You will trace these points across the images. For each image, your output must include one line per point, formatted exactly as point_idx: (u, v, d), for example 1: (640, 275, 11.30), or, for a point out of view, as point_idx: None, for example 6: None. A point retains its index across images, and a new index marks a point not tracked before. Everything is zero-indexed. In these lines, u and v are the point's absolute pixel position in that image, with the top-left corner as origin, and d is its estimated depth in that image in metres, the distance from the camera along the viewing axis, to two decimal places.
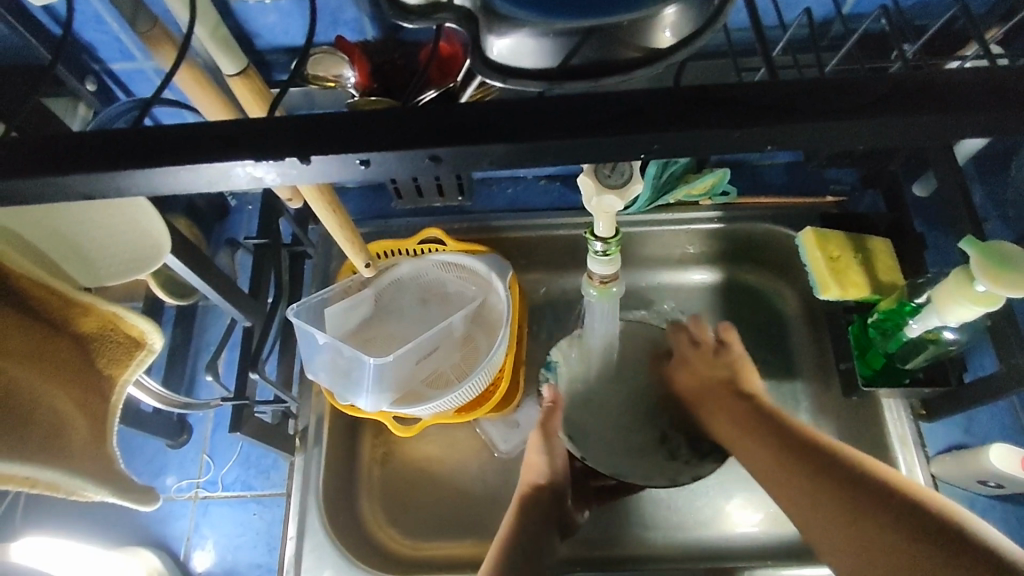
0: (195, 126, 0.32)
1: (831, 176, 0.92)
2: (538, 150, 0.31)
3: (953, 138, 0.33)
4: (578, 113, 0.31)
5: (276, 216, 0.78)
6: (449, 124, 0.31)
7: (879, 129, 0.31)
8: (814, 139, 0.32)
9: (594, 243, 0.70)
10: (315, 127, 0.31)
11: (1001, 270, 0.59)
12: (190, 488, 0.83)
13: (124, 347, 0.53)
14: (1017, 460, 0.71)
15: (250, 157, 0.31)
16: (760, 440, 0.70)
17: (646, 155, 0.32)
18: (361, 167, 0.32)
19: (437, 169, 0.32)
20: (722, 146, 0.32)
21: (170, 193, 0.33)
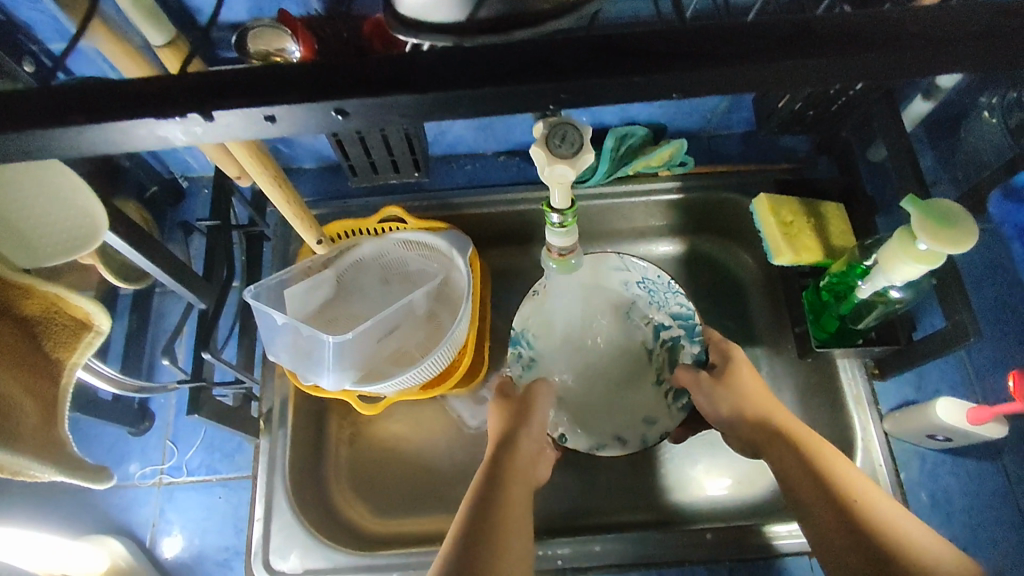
0: (97, 84, 0.31)
1: (785, 144, 0.93)
2: (457, 101, 0.32)
3: (860, 79, 0.34)
4: (492, 65, 0.31)
5: (225, 195, 0.76)
6: (355, 73, 0.31)
7: (784, 72, 0.33)
8: (722, 84, 0.33)
9: (550, 216, 0.69)
10: (221, 79, 0.31)
11: (940, 227, 0.61)
12: (154, 475, 0.82)
13: (70, 329, 0.52)
14: (963, 413, 0.73)
15: (151, 114, 0.30)
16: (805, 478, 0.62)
17: (556, 104, 0.33)
18: (269, 123, 0.32)
19: (349, 123, 0.33)
20: (637, 93, 0.33)
21: (79, 152, 0.33)
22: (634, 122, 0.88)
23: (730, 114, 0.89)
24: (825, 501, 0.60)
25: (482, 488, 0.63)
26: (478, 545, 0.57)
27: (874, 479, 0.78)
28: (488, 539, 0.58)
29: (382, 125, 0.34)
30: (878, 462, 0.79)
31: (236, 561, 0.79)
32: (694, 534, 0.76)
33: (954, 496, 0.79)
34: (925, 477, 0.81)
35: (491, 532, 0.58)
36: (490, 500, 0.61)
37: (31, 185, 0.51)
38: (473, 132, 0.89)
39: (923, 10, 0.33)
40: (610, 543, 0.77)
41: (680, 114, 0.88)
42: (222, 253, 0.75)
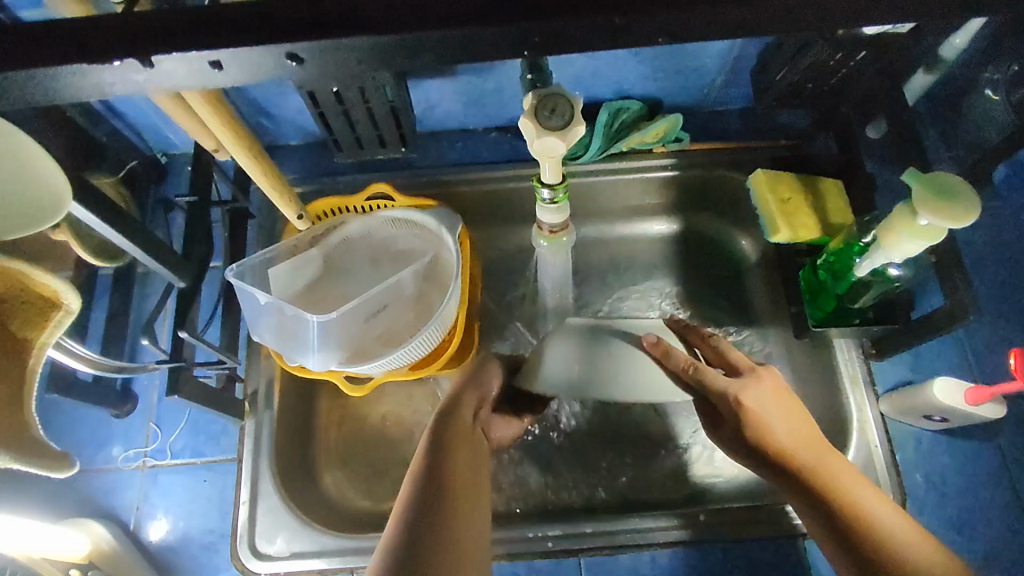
0: (42, 28, 0.31)
1: (784, 119, 0.90)
2: (417, 42, 0.31)
3: (850, 25, 0.34)
4: (448, 6, 0.31)
5: (205, 171, 0.74)
6: (311, 20, 0.31)
7: (763, 11, 0.32)
8: (702, 27, 0.33)
9: (541, 191, 0.67)
10: (157, 22, 0.31)
11: (941, 201, 0.59)
12: (138, 458, 0.81)
13: (37, 308, 0.51)
14: (960, 393, 0.72)
15: (86, 61, 0.30)
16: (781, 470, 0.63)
17: (531, 51, 0.33)
18: (215, 70, 0.32)
19: (304, 72, 0.33)
20: (615, 38, 0.33)
21: (25, 101, 0.33)
22: (628, 96, 0.86)
23: (727, 89, 0.87)
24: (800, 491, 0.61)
25: (430, 456, 0.59)
26: (428, 530, 0.53)
27: (869, 460, 0.77)
28: (440, 517, 0.54)
29: (344, 76, 0.34)
30: (874, 444, 0.77)
31: (222, 545, 0.78)
32: (687, 516, 0.75)
33: (951, 478, 0.78)
34: (921, 457, 0.79)
35: (445, 510, 0.55)
36: (441, 474, 0.58)
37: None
38: (462, 107, 0.87)
39: None
40: (602, 525, 0.75)
41: (676, 88, 0.85)
42: (203, 231, 0.72)
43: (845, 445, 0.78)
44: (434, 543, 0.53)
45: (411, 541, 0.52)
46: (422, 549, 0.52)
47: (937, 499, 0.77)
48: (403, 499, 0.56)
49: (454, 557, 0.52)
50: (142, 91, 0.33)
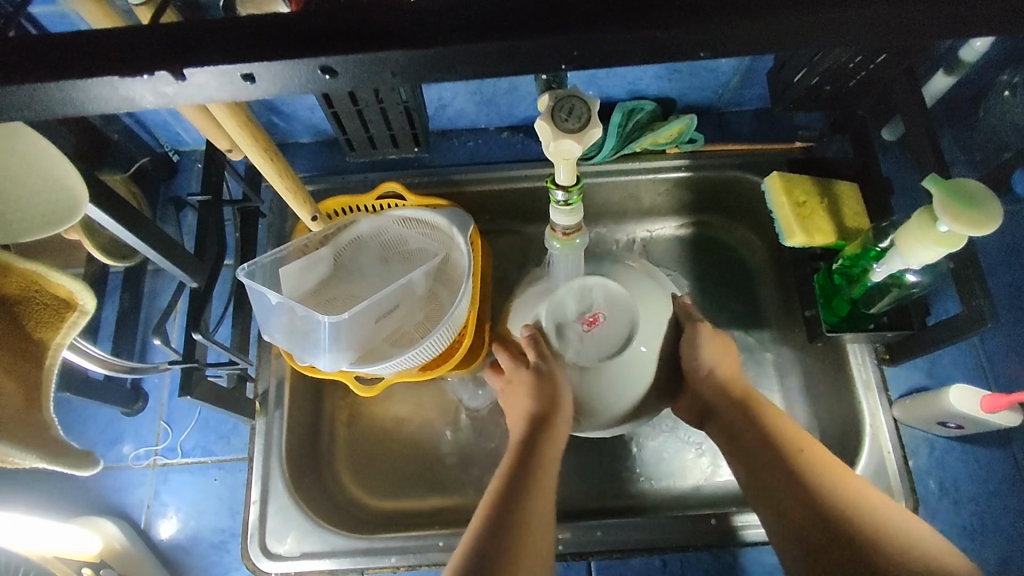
0: (68, 36, 0.30)
1: (799, 121, 0.89)
2: (445, 56, 0.31)
3: (893, 36, 0.33)
4: (475, 18, 0.31)
5: (216, 170, 0.73)
6: (338, 29, 0.31)
7: (799, 27, 0.32)
8: (745, 39, 0.32)
9: (555, 192, 0.66)
10: (190, 34, 0.30)
11: (963, 208, 0.58)
12: (148, 456, 0.81)
13: (51, 309, 0.50)
14: (975, 400, 0.71)
15: (118, 74, 0.30)
16: (759, 454, 0.65)
17: (565, 63, 0.32)
18: (248, 84, 0.32)
19: (336, 83, 0.32)
20: (648, 51, 0.32)
21: (48, 110, 0.32)
22: (643, 96, 0.85)
23: (742, 90, 0.86)
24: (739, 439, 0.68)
25: (509, 482, 0.63)
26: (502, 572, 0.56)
27: (882, 465, 0.76)
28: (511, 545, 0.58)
29: (369, 87, 0.33)
30: (887, 449, 0.77)
31: (233, 544, 0.78)
32: (698, 520, 0.75)
33: (963, 484, 0.77)
34: (934, 463, 0.78)
35: (517, 536, 0.59)
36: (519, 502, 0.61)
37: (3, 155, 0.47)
38: (474, 106, 0.86)
39: None
40: (612, 530, 0.75)
41: (691, 88, 0.85)
42: (214, 230, 0.72)
43: (857, 450, 0.78)
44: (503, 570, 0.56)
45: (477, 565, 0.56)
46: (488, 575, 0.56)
47: (950, 505, 0.77)
48: (479, 518, 0.60)
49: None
50: (171, 104, 0.33)
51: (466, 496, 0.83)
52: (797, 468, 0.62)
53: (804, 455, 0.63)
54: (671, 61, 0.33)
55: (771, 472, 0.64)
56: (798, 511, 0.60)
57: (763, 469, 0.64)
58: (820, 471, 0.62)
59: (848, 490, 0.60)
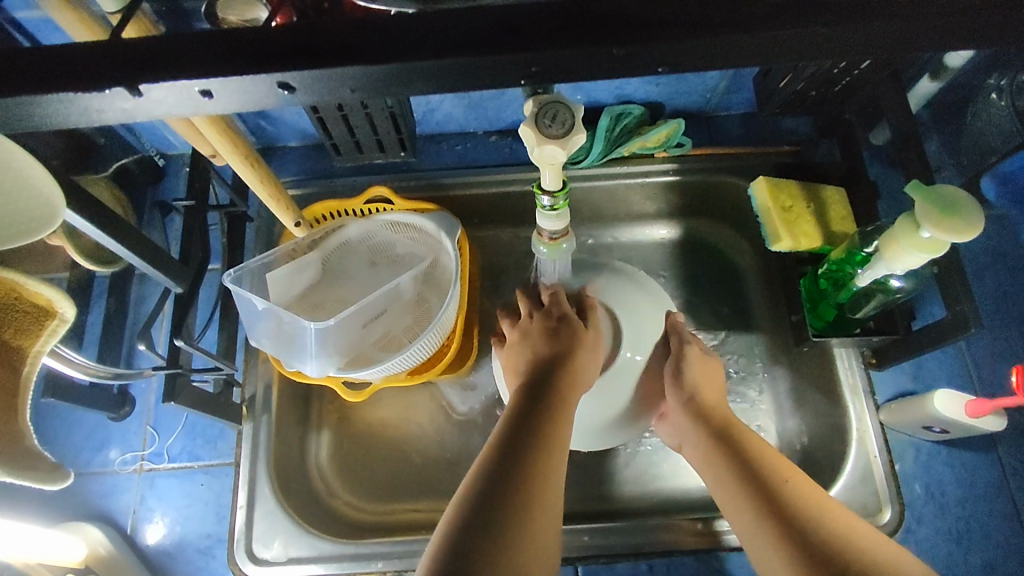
0: (27, 51, 0.31)
1: (787, 125, 0.89)
2: (406, 71, 0.31)
3: (858, 48, 0.33)
4: (444, 32, 0.31)
5: (201, 175, 0.73)
6: (307, 43, 0.31)
7: (768, 44, 0.32)
8: (709, 54, 0.32)
9: (541, 198, 0.65)
10: (147, 50, 0.31)
11: (945, 214, 0.58)
12: (135, 461, 0.81)
13: (30, 318, 0.50)
14: (959, 405, 0.71)
15: (74, 89, 0.30)
16: (740, 483, 0.63)
17: (529, 78, 0.32)
18: (207, 99, 0.32)
19: (297, 97, 0.32)
20: (618, 65, 0.32)
21: (8, 125, 0.32)
22: (630, 101, 0.85)
23: (729, 94, 0.86)
24: (717, 458, 0.67)
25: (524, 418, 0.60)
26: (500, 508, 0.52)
27: (868, 470, 0.76)
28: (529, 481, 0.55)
29: (340, 101, 0.33)
30: (872, 453, 0.77)
31: (219, 549, 0.78)
32: (684, 524, 0.75)
33: (948, 488, 0.77)
34: (920, 467, 0.78)
35: (534, 475, 0.55)
36: (539, 436, 0.59)
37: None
38: (461, 110, 0.86)
39: None
40: (599, 534, 0.75)
41: (678, 92, 0.85)
42: (200, 236, 0.72)
43: (843, 454, 0.78)
44: (510, 509, 0.52)
45: (488, 496, 0.52)
46: (499, 506, 0.52)
47: (935, 509, 0.77)
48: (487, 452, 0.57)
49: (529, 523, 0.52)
50: (132, 119, 0.33)
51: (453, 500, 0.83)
52: (781, 496, 0.60)
53: (788, 480, 0.62)
54: (642, 75, 0.33)
55: (754, 500, 0.61)
56: (772, 525, 0.59)
57: (735, 487, 0.63)
58: (803, 497, 0.60)
59: (834, 514, 0.58)
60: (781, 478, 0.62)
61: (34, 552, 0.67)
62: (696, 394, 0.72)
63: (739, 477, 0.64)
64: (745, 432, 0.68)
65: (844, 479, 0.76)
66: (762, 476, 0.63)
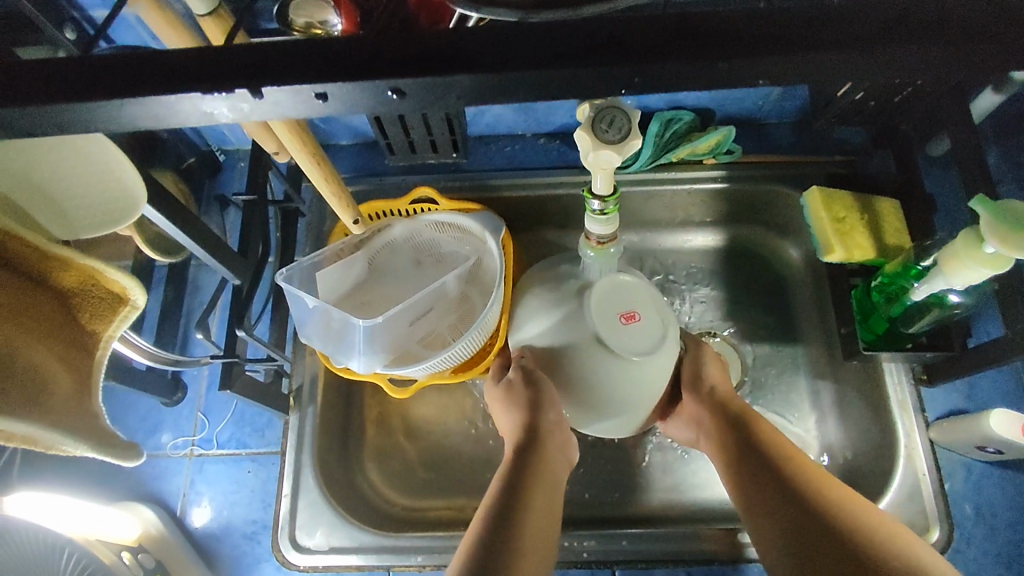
0: (142, 55, 0.32)
1: (840, 135, 0.88)
2: (509, 81, 0.32)
3: (955, 66, 0.33)
4: (535, 43, 0.32)
5: (261, 170, 0.75)
6: (408, 55, 0.32)
7: (864, 62, 0.32)
8: (804, 69, 0.33)
9: (590, 202, 0.65)
10: (267, 57, 0.32)
11: (1012, 230, 0.56)
12: (185, 446, 0.84)
13: (106, 303, 0.52)
14: (1016, 426, 0.70)
15: (200, 89, 0.32)
16: (759, 478, 0.63)
17: (626, 88, 0.33)
18: (321, 102, 0.33)
19: (399, 104, 0.34)
20: (713, 78, 0.33)
21: (123, 123, 0.34)
22: (680, 107, 0.85)
23: (781, 102, 0.86)
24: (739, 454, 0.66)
25: (507, 483, 0.64)
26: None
27: (917, 488, 0.74)
28: (511, 540, 0.58)
29: (433, 108, 0.34)
30: (921, 471, 0.75)
31: (263, 535, 0.80)
32: (725, 534, 0.74)
33: (1000, 511, 0.76)
34: (971, 488, 0.77)
35: (513, 532, 0.59)
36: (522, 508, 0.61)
37: (67, 153, 0.49)
38: (512, 113, 0.87)
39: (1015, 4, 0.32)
40: (638, 540, 0.75)
41: (730, 99, 0.84)
42: (259, 229, 0.74)
43: (889, 469, 0.76)
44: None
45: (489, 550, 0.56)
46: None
47: (986, 532, 0.75)
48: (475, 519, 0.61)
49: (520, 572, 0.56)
50: (245, 121, 0.34)
51: None
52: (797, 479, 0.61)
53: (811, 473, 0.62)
54: (735, 88, 0.34)
55: (768, 484, 0.62)
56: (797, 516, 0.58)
57: (756, 480, 0.63)
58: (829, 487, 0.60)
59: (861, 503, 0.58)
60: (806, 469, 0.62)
61: (93, 529, 0.70)
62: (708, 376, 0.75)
63: (760, 470, 0.63)
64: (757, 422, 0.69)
65: (891, 495, 0.74)
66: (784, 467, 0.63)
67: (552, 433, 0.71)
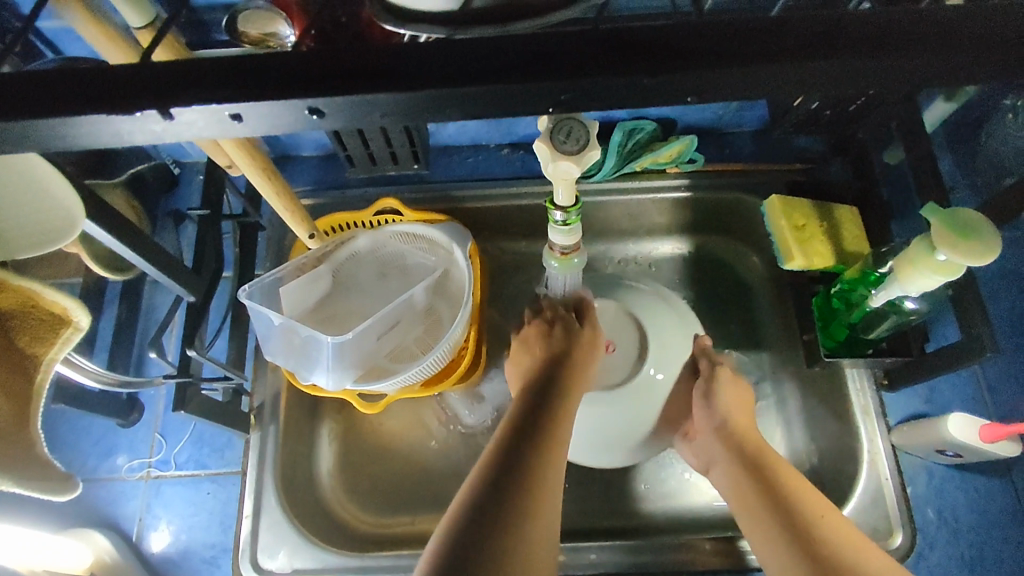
0: (51, 74, 0.31)
1: (800, 144, 0.89)
2: (440, 98, 0.31)
3: (895, 81, 0.34)
4: (481, 61, 0.31)
5: (216, 183, 0.73)
6: (337, 72, 0.31)
7: (804, 76, 0.33)
8: (746, 83, 0.33)
9: (552, 213, 0.64)
10: (175, 76, 0.31)
11: (961, 238, 0.57)
12: (142, 468, 0.81)
13: (46, 325, 0.51)
14: (975, 430, 0.71)
15: (103, 111, 0.31)
16: (760, 504, 0.62)
17: (555, 107, 0.32)
18: (236, 122, 0.32)
19: (323, 123, 0.33)
20: (655, 94, 0.33)
21: (32, 145, 0.32)
22: (642, 116, 0.85)
23: (742, 111, 0.87)
24: (745, 479, 0.65)
25: (525, 417, 0.61)
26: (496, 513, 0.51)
27: (879, 493, 0.75)
28: (521, 496, 0.53)
29: (368, 125, 0.33)
30: (883, 476, 0.76)
31: (223, 559, 0.78)
32: (692, 543, 0.74)
33: (961, 513, 0.77)
34: (933, 491, 0.78)
35: (534, 482, 0.54)
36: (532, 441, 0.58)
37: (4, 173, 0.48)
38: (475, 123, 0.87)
39: (945, 18, 0.33)
40: (607, 553, 0.74)
41: (690, 109, 0.85)
42: (213, 244, 0.72)
43: (853, 476, 0.77)
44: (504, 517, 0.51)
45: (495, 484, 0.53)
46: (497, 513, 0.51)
47: (948, 535, 0.76)
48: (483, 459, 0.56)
49: (529, 514, 0.52)
50: (159, 141, 0.33)
51: None
52: (795, 524, 0.59)
53: (807, 501, 0.61)
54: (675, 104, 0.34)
55: (761, 508, 0.62)
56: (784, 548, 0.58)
57: (754, 508, 0.63)
58: (817, 512, 0.59)
59: (840, 529, 0.57)
60: (801, 494, 0.62)
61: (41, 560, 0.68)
62: (726, 422, 0.71)
63: (758, 497, 0.63)
64: (769, 459, 0.66)
65: (855, 501, 0.75)
66: (779, 495, 0.62)
67: (579, 359, 0.68)
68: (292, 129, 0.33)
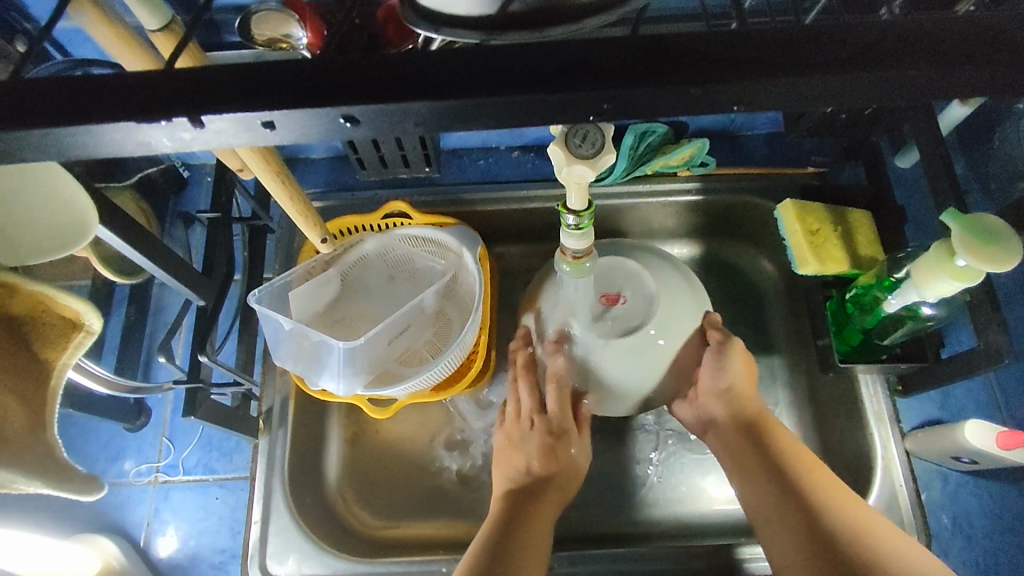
0: (76, 80, 0.31)
1: (812, 147, 0.89)
2: (469, 107, 0.31)
3: (930, 95, 0.33)
4: (510, 69, 0.31)
5: (226, 187, 0.73)
6: (365, 81, 0.31)
7: (837, 89, 0.32)
8: (779, 94, 0.32)
9: (566, 216, 0.63)
10: (205, 83, 0.31)
11: (981, 245, 0.57)
12: (150, 473, 0.80)
13: (59, 330, 0.50)
14: (992, 437, 0.70)
15: (134, 119, 0.30)
16: (764, 475, 0.68)
17: (597, 114, 0.32)
18: (268, 130, 0.31)
19: (355, 131, 0.32)
20: (687, 105, 0.32)
21: (55, 153, 0.32)
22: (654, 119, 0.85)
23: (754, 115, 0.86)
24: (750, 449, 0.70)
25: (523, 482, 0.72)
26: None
27: (894, 500, 0.74)
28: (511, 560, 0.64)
29: (393, 134, 0.33)
30: (898, 483, 0.75)
31: (232, 564, 0.77)
32: (706, 549, 0.73)
33: (976, 520, 0.76)
34: (947, 498, 0.77)
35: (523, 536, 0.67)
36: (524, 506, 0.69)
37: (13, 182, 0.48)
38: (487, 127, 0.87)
39: (977, 34, 0.32)
40: (618, 559, 0.74)
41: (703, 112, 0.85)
42: (224, 247, 0.71)
43: (867, 482, 0.76)
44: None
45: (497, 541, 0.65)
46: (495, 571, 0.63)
47: (962, 542, 0.75)
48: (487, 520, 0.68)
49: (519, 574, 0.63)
50: (187, 149, 0.33)
51: (470, 520, 0.82)
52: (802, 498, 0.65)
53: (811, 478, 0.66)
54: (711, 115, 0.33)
55: (768, 479, 0.67)
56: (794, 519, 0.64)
57: (759, 478, 0.68)
58: (824, 489, 0.65)
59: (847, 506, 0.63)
60: (804, 469, 0.67)
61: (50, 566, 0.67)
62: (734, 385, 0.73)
63: (764, 469, 0.68)
64: (773, 432, 0.71)
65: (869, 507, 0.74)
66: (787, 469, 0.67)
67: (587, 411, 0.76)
68: (317, 137, 0.32)
